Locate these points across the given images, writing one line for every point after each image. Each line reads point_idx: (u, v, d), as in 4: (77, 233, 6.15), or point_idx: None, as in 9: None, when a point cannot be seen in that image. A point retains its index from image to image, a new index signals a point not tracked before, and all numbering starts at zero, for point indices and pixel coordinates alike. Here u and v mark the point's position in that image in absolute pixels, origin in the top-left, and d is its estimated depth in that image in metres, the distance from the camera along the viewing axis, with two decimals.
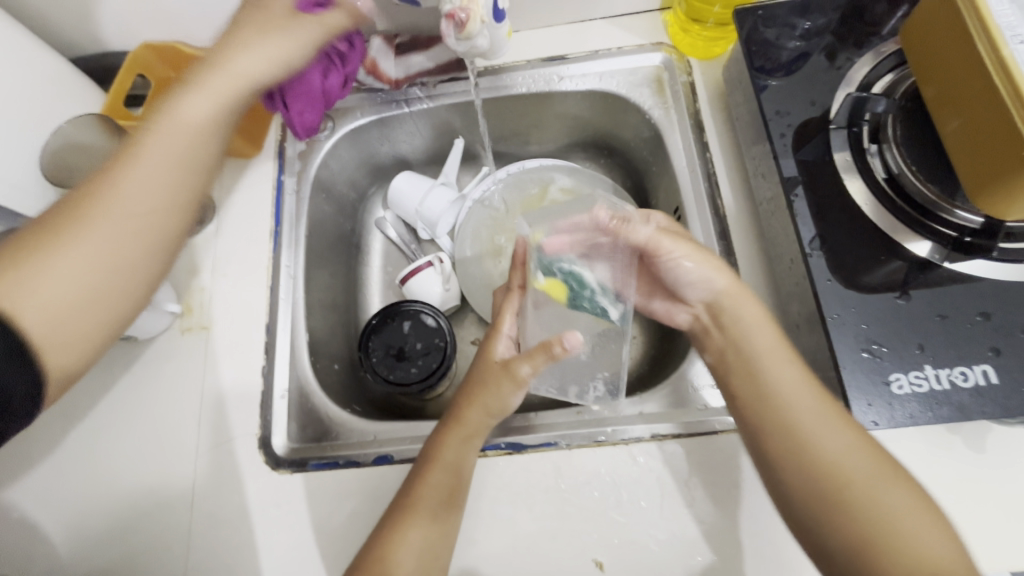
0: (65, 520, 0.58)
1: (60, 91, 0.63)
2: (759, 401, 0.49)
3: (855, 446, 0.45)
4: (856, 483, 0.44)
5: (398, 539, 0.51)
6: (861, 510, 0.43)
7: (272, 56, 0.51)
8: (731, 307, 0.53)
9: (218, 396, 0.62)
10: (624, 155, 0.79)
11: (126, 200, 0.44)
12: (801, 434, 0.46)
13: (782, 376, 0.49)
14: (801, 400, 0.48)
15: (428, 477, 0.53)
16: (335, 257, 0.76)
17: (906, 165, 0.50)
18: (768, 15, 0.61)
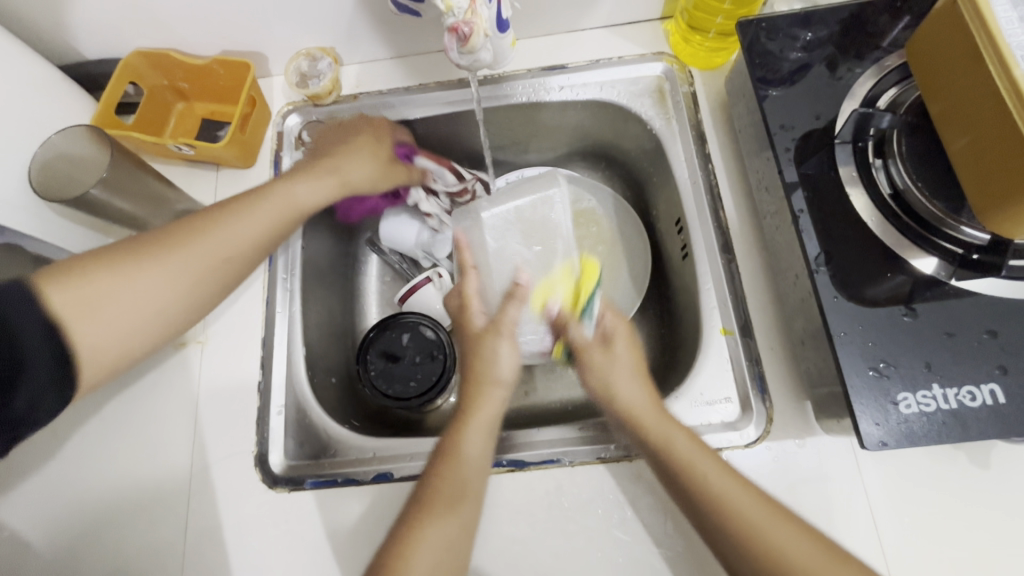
0: (59, 540, 0.57)
1: (49, 100, 0.61)
2: (658, 452, 0.51)
3: (738, 485, 0.47)
4: (756, 526, 0.45)
5: (422, 529, 0.47)
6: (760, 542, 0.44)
7: (369, 173, 0.65)
8: (640, 424, 0.53)
9: (213, 414, 0.61)
10: (624, 165, 0.79)
11: (204, 244, 0.50)
12: (693, 479, 0.48)
13: (679, 435, 0.51)
14: (704, 460, 0.49)
15: (446, 469, 0.51)
16: (332, 269, 0.75)
17: (912, 181, 0.50)
18: (772, 25, 0.60)
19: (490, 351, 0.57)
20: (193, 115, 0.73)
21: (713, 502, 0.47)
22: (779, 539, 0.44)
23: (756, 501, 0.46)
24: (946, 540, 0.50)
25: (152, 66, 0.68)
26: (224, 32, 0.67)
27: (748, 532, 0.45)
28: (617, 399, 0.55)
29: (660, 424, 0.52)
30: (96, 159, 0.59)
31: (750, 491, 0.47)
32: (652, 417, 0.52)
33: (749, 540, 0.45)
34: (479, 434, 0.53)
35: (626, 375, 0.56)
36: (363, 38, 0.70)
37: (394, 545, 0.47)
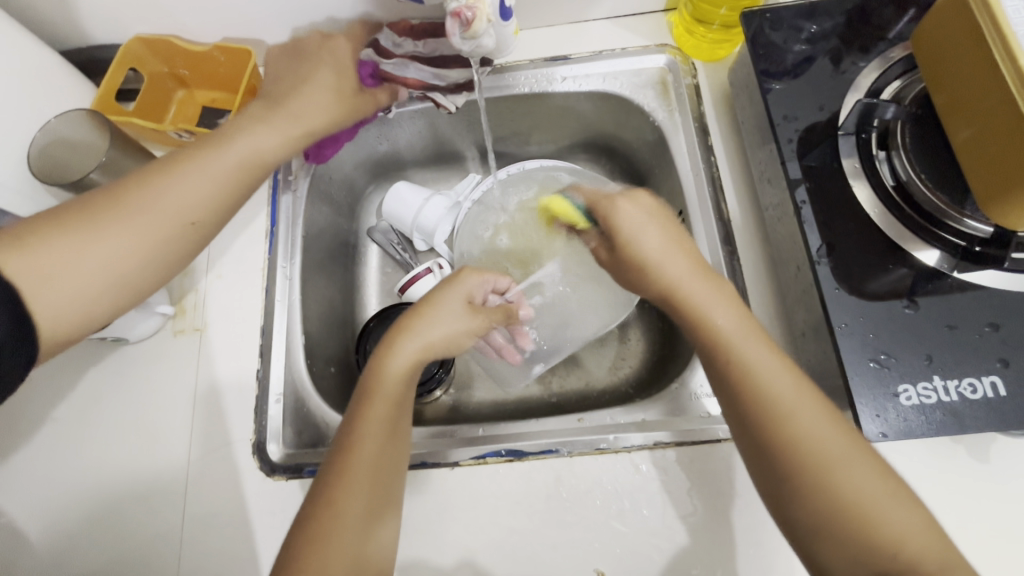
0: (62, 524, 0.58)
1: (50, 86, 0.61)
2: (724, 365, 0.46)
3: (810, 402, 0.44)
4: (812, 438, 0.42)
5: (335, 521, 0.44)
6: (803, 453, 0.42)
7: (327, 101, 0.60)
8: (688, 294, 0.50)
9: (212, 401, 0.61)
10: (626, 158, 0.79)
11: (159, 203, 0.49)
12: (754, 385, 0.45)
13: (725, 313, 0.48)
14: (779, 376, 0.45)
15: (365, 445, 0.47)
16: (332, 259, 0.75)
17: (915, 173, 0.50)
18: (776, 17, 0.60)
19: (446, 313, 0.54)
20: (194, 103, 0.73)
21: (773, 415, 0.43)
22: (827, 450, 0.42)
23: (812, 400, 0.44)
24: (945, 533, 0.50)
25: (154, 53, 0.68)
26: (225, 20, 0.67)
27: (799, 444, 0.43)
28: (655, 271, 0.51)
29: (726, 337, 0.47)
30: (92, 145, 0.59)
31: (824, 407, 0.44)
32: (727, 328, 0.47)
33: (797, 450, 0.42)
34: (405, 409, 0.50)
35: (676, 254, 0.51)
36: (364, 26, 0.70)
37: (304, 529, 0.44)
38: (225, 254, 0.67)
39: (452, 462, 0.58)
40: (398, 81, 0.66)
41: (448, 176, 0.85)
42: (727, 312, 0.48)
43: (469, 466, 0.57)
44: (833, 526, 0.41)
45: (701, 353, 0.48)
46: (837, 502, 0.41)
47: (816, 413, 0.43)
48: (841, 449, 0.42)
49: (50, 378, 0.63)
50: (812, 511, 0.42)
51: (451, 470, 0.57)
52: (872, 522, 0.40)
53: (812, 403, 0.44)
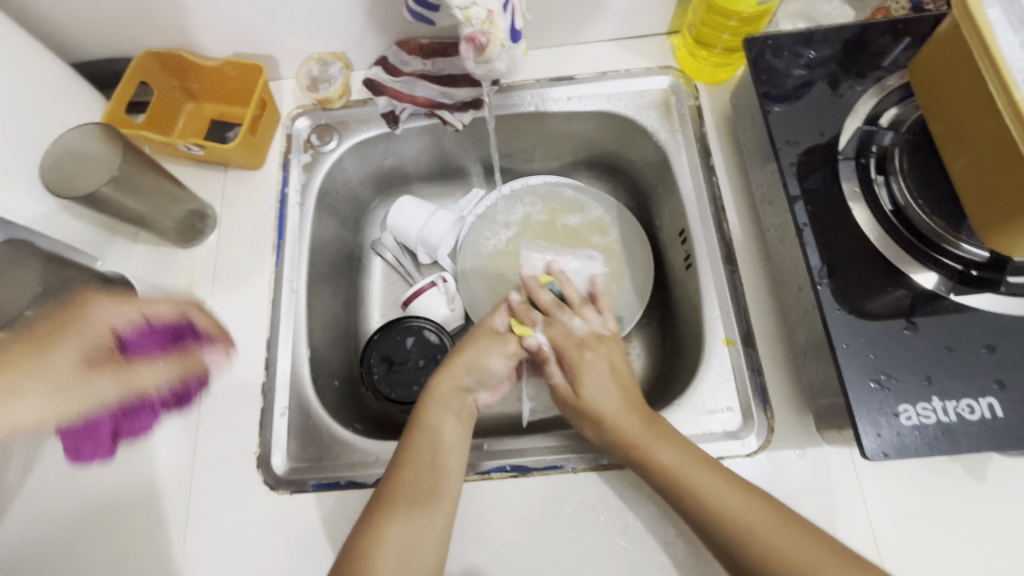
0: (61, 539, 0.57)
1: (62, 99, 0.62)
2: (647, 467, 0.51)
3: (730, 488, 0.49)
4: (732, 514, 0.47)
5: (383, 530, 0.50)
6: (738, 530, 0.47)
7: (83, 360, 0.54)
8: (641, 447, 0.52)
9: (216, 415, 0.61)
10: (628, 175, 0.80)
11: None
12: (683, 488, 0.49)
13: (662, 445, 0.52)
14: (703, 475, 0.49)
15: (411, 453, 0.54)
16: (336, 272, 0.75)
17: (912, 199, 0.52)
18: (777, 42, 0.62)
19: (484, 346, 0.61)
20: (202, 116, 0.74)
21: (701, 505, 0.48)
22: (770, 532, 0.46)
23: (726, 484, 0.49)
24: (945, 550, 0.51)
25: (163, 68, 0.69)
26: (237, 35, 0.68)
27: (727, 520, 0.47)
28: (601, 409, 0.55)
29: (648, 439, 0.52)
30: (103, 158, 0.60)
31: (721, 475, 0.50)
32: (642, 433, 0.52)
33: (722, 521, 0.47)
34: (451, 419, 0.58)
35: (615, 391, 0.56)
36: (373, 44, 0.71)
37: (356, 539, 0.50)
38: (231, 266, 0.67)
39: None
40: (405, 99, 0.70)
41: (452, 192, 0.86)
42: (667, 448, 0.51)
43: (473, 481, 0.57)
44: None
45: (648, 481, 0.52)
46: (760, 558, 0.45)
47: (711, 477, 0.49)
48: (763, 517, 0.47)
49: None
50: (772, 574, 0.45)
51: None
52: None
53: (722, 479, 0.49)
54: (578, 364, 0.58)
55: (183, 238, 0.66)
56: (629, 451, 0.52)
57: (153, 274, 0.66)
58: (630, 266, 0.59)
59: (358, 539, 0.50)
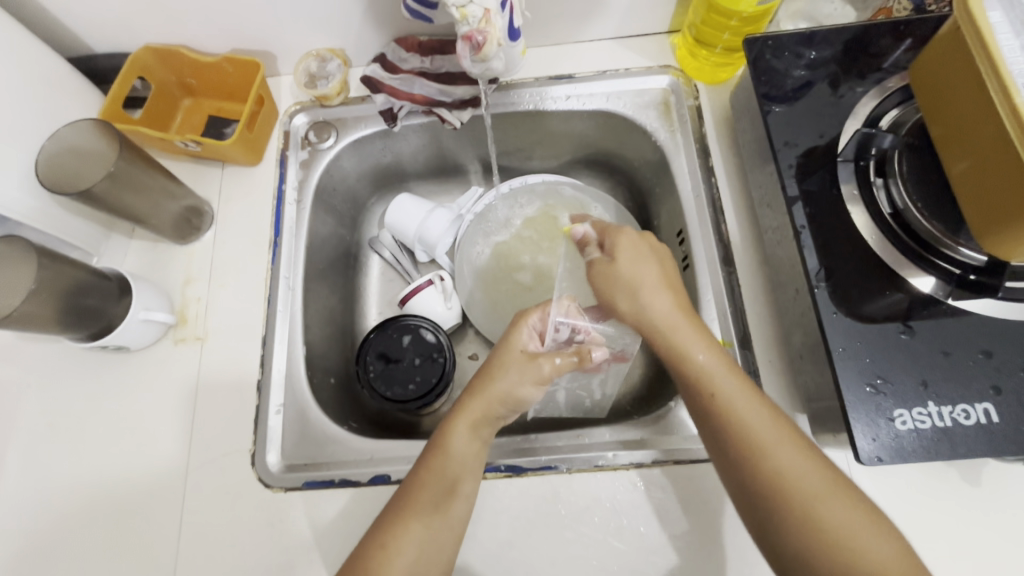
0: (60, 534, 0.58)
1: (59, 94, 0.61)
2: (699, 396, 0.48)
3: (778, 426, 0.46)
4: (791, 474, 0.43)
5: (397, 541, 0.48)
6: (769, 468, 0.44)
7: None
8: (673, 335, 0.51)
9: (212, 412, 0.61)
10: (627, 175, 0.80)
11: None
12: (721, 403, 0.47)
13: (702, 351, 0.50)
14: (755, 410, 0.46)
15: (433, 462, 0.51)
16: (334, 270, 0.75)
17: (911, 202, 0.51)
18: (777, 43, 0.61)
19: (518, 371, 0.53)
20: (200, 112, 0.73)
21: (739, 428, 0.46)
22: (804, 480, 0.43)
23: (787, 434, 0.46)
24: (938, 555, 0.51)
25: (163, 64, 0.69)
26: (235, 31, 0.67)
27: (760, 450, 0.45)
28: (654, 312, 0.52)
29: (708, 366, 0.49)
30: (100, 153, 0.60)
31: (794, 440, 0.45)
32: (704, 346, 0.50)
33: (769, 471, 0.44)
34: (473, 441, 0.53)
35: (661, 297, 0.53)
36: (371, 40, 0.70)
37: (372, 547, 0.48)
38: (227, 263, 0.67)
39: None
40: (404, 96, 0.70)
41: (451, 189, 0.86)
42: (705, 351, 0.49)
43: None
44: (794, 535, 0.42)
45: (680, 385, 0.50)
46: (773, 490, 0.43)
47: (760, 411, 0.46)
48: (795, 459, 0.44)
49: (52, 385, 0.63)
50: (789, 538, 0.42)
51: None
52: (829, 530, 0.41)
53: (810, 458, 0.45)
54: (608, 274, 0.54)
55: (180, 234, 0.66)
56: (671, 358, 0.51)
57: (150, 270, 0.66)
58: (646, 262, 0.54)
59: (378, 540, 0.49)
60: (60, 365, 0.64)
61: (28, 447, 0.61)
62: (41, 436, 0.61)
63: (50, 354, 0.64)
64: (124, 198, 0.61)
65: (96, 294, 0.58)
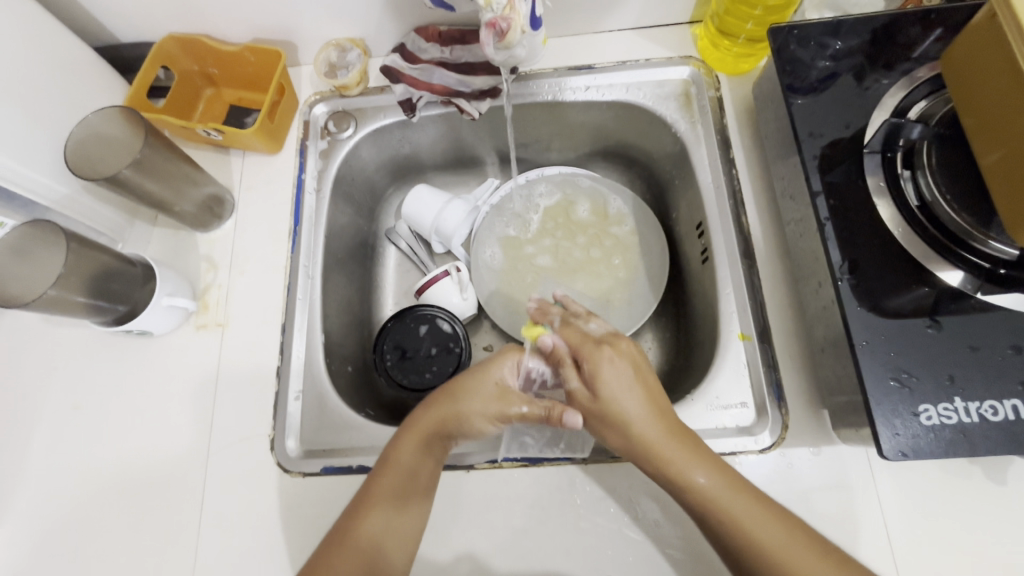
0: (87, 512, 0.59)
1: (86, 83, 0.62)
2: (678, 487, 0.47)
3: (729, 482, 0.47)
4: (722, 501, 0.46)
5: (361, 528, 0.50)
6: (747, 537, 0.45)
7: None
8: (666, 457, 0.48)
9: (232, 397, 0.62)
10: (645, 167, 0.79)
11: None
12: (709, 498, 0.46)
13: (700, 472, 0.47)
14: (733, 493, 0.46)
15: (383, 476, 0.52)
16: (352, 259, 0.76)
17: (940, 194, 0.50)
18: (803, 32, 0.60)
19: (479, 399, 0.54)
20: (222, 101, 0.74)
21: (707, 497, 0.46)
22: (777, 549, 0.44)
23: (760, 510, 0.46)
24: (961, 552, 0.50)
25: (186, 53, 0.69)
26: (257, 21, 0.68)
27: (734, 523, 0.45)
28: (624, 417, 0.50)
29: (684, 451, 0.48)
30: (127, 143, 0.62)
31: (760, 505, 0.46)
32: (679, 450, 0.48)
33: (728, 521, 0.45)
34: (421, 458, 0.53)
35: (633, 395, 0.50)
36: (391, 30, 0.71)
37: (336, 535, 0.50)
38: (248, 251, 0.68)
39: (468, 465, 0.58)
40: (423, 87, 0.70)
41: (467, 181, 0.86)
42: (706, 474, 0.47)
43: (484, 469, 0.58)
44: None
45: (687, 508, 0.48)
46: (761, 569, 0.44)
47: (743, 502, 0.46)
48: (758, 520, 0.45)
49: (79, 368, 0.65)
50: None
51: (466, 472, 0.58)
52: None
53: (738, 491, 0.46)
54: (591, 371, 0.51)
55: (200, 222, 0.67)
56: (652, 458, 0.48)
57: (172, 257, 0.67)
58: (623, 363, 0.51)
59: (340, 531, 0.50)
60: (87, 348, 0.65)
61: (54, 429, 0.63)
62: (67, 418, 0.63)
63: (77, 337, 0.66)
64: (149, 185, 0.62)
65: (121, 279, 0.59)
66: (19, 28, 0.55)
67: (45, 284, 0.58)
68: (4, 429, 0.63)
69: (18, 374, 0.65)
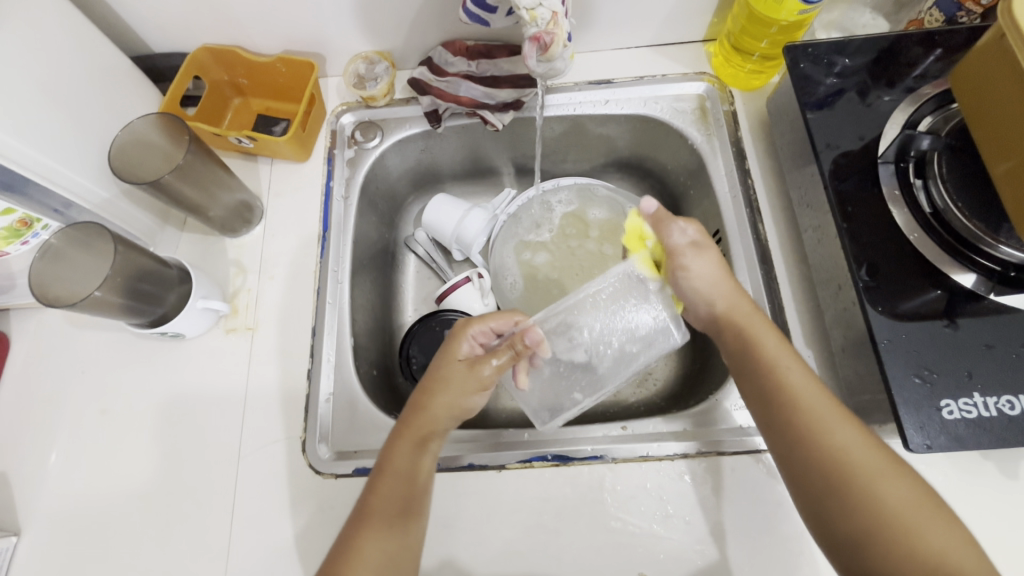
0: (116, 516, 0.59)
1: (122, 91, 0.64)
2: (744, 346, 0.53)
3: (789, 355, 0.52)
4: (810, 410, 0.48)
5: (362, 545, 0.48)
6: (827, 445, 0.46)
7: None
8: (752, 331, 0.54)
9: (262, 399, 0.63)
10: (659, 178, 0.82)
11: None
12: (784, 385, 0.50)
13: (772, 341, 0.53)
14: (795, 372, 0.50)
15: (381, 486, 0.51)
16: (375, 265, 0.77)
17: (951, 202, 0.53)
18: (816, 50, 0.63)
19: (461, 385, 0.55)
20: (249, 110, 0.76)
21: (784, 387, 0.49)
22: (864, 460, 0.45)
23: (846, 417, 0.47)
24: (978, 546, 0.52)
25: (217, 63, 0.71)
26: (290, 33, 0.70)
27: (814, 426, 0.47)
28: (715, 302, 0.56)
29: (751, 322, 0.54)
30: (166, 150, 0.64)
31: (845, 413, 0.48)
32: (751, 318, 0.55)
33: (810, 417, 0.47)
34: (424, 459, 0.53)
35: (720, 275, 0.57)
36: (419, 44, 0.73)
37: (342, 548, 0.48)
38: (277, 255, 0.69)
39: (499, 465, 0.59)
40: (450, 98, 0.72)
41: (484, 191, 0.88)
42: (802, 377, 0.50)
43: (515, 469, 0.59)
44: (853, 509, 0.44)
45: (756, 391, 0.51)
46: (828, 467, 0.45)
47: (824, 400, 0.48)
48: (853, 439, 0.46)
49: (106, 371, 0.65)
50: (844, 500, 0.44)
51: (498, 472, 0.59)
52: (873, 491, 0.44)
53: (819, 387, 0.49)
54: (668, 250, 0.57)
55: (230, 228, 0.68)
56: (730, 326, 0.55)
57: (202, 262, 0.68)
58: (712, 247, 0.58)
59: (357, 519, 0.50)
60: (115, 351, 0.66)
61: (82, 432, 0.63)
62: (95, 421, 0.63)
63: (104, 341, 0.66)
64: (187, 191, 0.63)
65: (156, 280, 0.60)
66: (65, 35, 0.57)
67: (92, 284, 0.59)
68: (28, 433, 0.63)
69: (43, 377, 0.65)
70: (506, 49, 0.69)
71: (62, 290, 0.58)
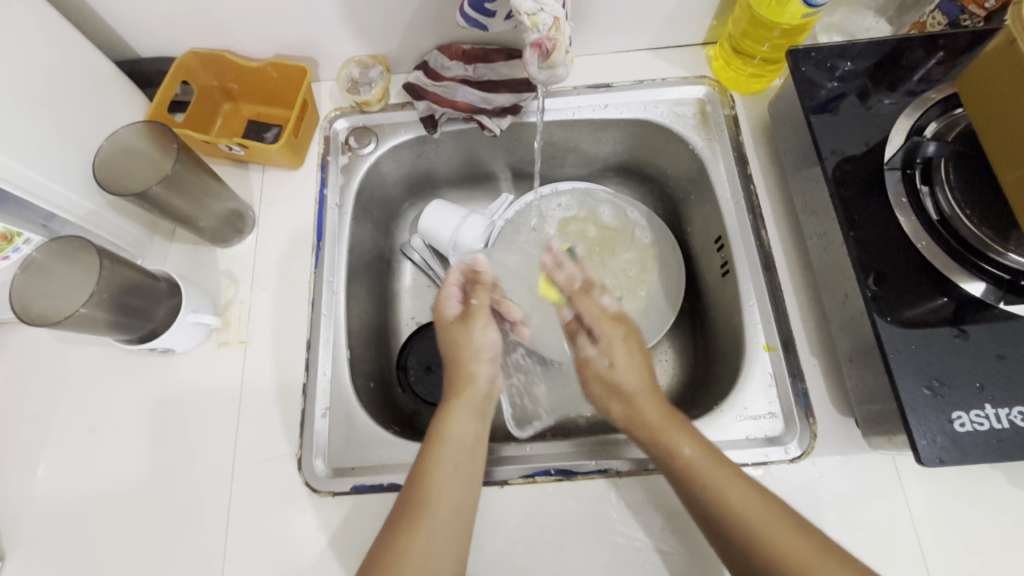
0: (105, 537, 0.57)
1: (107, 97, 0.61)
2: (665, 456, 0.53)
3: (715, 461, 0.51)
4: (739, 512, 0.48)
5: (405, 545, 0.49)
6: (773, 556, 0.46)
7: None
8: (667, 434, 0.54)
9: (256, 415, 0.61)
10: (659, 182, 0.81)
11: None
12: (719, 497, 0.49)
13: (686, 443, 0.53)
14: (717, 471, 0.50)
15: (421, 490, 0.52)
16: (370, 273, 0.76)
17: (959, 209, 0.52)
18: (819, 54, 0.62)
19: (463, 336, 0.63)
20: (239, 116, 0.74)
21: (716, 500, 0.49)
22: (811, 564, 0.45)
23: (776, 520, 0.48)
24: (989, 557, 0.51)
25: (206, 67, 0.69)
26: (281, 36, 0.68)
27: (761, 540, 0.47)
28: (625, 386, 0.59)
29: (669, 431, 0.54)
30: (153, 159, 0.61)
31: (774, 513, 0.48)
32: (663, 421, 0.55)
33: (722, 497, 0.49)
34: (469, 425, 0.58)
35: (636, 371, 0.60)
36: (414, 47, 0.71)
37: (381, 553, 0.49)
38: (271, 265, 0.67)
39: (500, 480, 0.58)
40: (446, 104, 0.70)
41: (481, 197, 0.87)
42: (729, 481, 0.50)
43: (518, 484, 0.57)
44: None
45: (678, 489, 0.51)
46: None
47: (753, 499, 0.49)
48: (796, 544, 0.46)
49: (94, 387, 0.63)
50: None
51: (501, 488, 0.57)
52: None
53: (744, 485, 0.50)
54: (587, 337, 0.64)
55: (221, 237, 0.66)
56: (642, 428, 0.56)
57: (192, 274, 0.66)
58: (625, 345, 0.61)
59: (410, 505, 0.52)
60: (103, 367, 0.63)
61: (67, 451, 0.60)
62: (80, 440, 0.61)
63: (92, 356, 0.64)
64: (176, 201, 0.61)
65: (145, 294, 0.58)
66: (46, 40, 0.55)
67: (77, 300, 0.57)
68: (12, 454, 0.61)
69: (28, 395, 0.63)
70: (503, 53, 0.68)
71: (47, 307, 0.57)
